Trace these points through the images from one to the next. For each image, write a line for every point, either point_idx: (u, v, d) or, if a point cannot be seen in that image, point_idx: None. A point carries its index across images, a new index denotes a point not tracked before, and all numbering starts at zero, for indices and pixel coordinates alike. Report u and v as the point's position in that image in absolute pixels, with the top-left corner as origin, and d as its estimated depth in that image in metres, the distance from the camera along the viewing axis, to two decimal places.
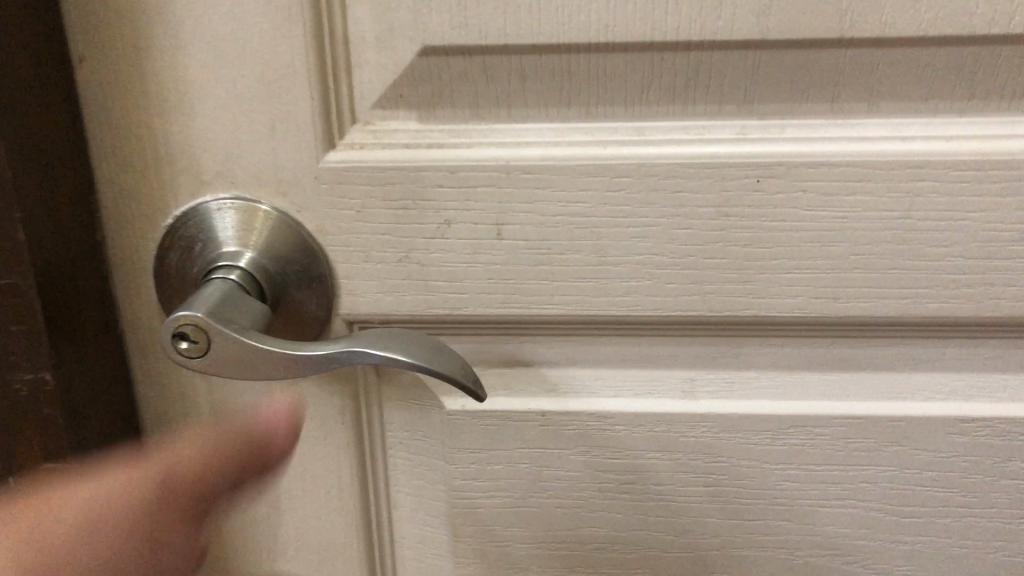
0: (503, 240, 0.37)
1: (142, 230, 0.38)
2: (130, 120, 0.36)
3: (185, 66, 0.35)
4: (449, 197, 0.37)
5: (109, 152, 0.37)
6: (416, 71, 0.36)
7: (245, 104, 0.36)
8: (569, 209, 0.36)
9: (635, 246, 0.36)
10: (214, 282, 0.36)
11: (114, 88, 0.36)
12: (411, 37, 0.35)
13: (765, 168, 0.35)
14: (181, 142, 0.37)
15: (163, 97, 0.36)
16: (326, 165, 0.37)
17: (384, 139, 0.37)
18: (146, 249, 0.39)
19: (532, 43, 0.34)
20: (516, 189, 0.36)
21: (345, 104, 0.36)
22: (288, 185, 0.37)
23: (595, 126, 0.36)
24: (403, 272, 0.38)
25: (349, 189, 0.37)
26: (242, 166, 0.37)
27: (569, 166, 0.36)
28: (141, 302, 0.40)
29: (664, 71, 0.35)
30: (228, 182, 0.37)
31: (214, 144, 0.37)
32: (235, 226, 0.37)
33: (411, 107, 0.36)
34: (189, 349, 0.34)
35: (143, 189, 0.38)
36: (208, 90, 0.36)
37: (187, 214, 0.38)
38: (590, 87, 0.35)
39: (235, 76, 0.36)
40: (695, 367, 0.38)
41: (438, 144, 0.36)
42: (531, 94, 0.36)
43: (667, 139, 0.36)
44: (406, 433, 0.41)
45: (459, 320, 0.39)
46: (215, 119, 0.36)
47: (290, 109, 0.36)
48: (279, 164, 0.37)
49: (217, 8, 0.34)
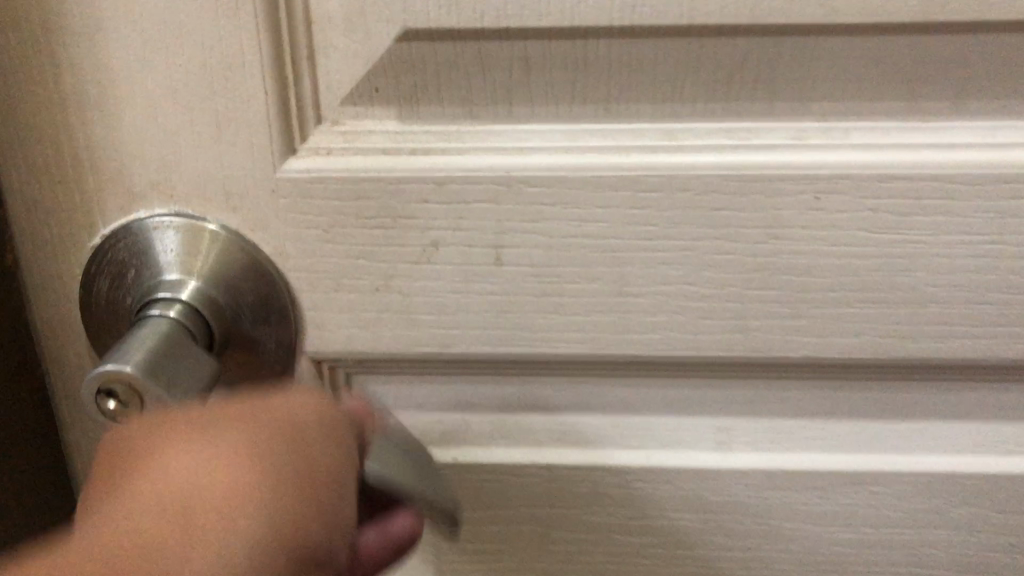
0: (503, 266, 0.31)
1: (66, 253, 0.32)
2: (42, 120, 0.30)
3: (106, 54, 0.28)
4: (437, 214, 0.30)
5: (20, 159, 0.30)
6: (395, 59, 0.29)
7: (183, 100, 0.29)
8: (584, 229, 0.30)
9: (663, 274, 0.30)
10: (149, 321, 0.29)
11: (19, 80, 0.29)
12: (388, 16, 0.28)
13: (825, 180, 0.28)
14: (107, 147, 0.30)
15: (81, 92, 0.29)
16: (285, 173, 0.30)
17: (356, 143, 0.30)
18: (70, 273, 0.32)
19: (539, 26, 0.28)
20: (519, 205, 0.30)
21: (307, 100, 0.30)
22: (240, 199, 0.30)
23: (616, 128, 0.29)
24: (382, 303, 0.31)
25: (314, 205, 0.30)
26: (182, 176, 0.30)
27: (587, 178, 0.29)
28: (69, 338, 0.33)
29: (703, 61, 0.28)
30: (167, 194, 0.31)
31: (148, 149, 0.30)
32: (176, 248, 0.31)
33: (388, 104, 0.30)
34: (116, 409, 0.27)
35: (62, 204, 0.31)
36: (137, 84, 0.29)
37: (118, 233, 0.31)
38: (610, 79, 0.29)
39: (169, 66, 0.29)
40: (733, 415, 0.33)
41: (423, 149, 0.30)
42: (537, 88, 0.29)
43: (706, 145, 0.29)
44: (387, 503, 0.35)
45: (449, 358, 0.32)
46: (146, 118, 0.29)
47: (239, 108, 0.29)
48: (227, 174, 0.30)
49: None
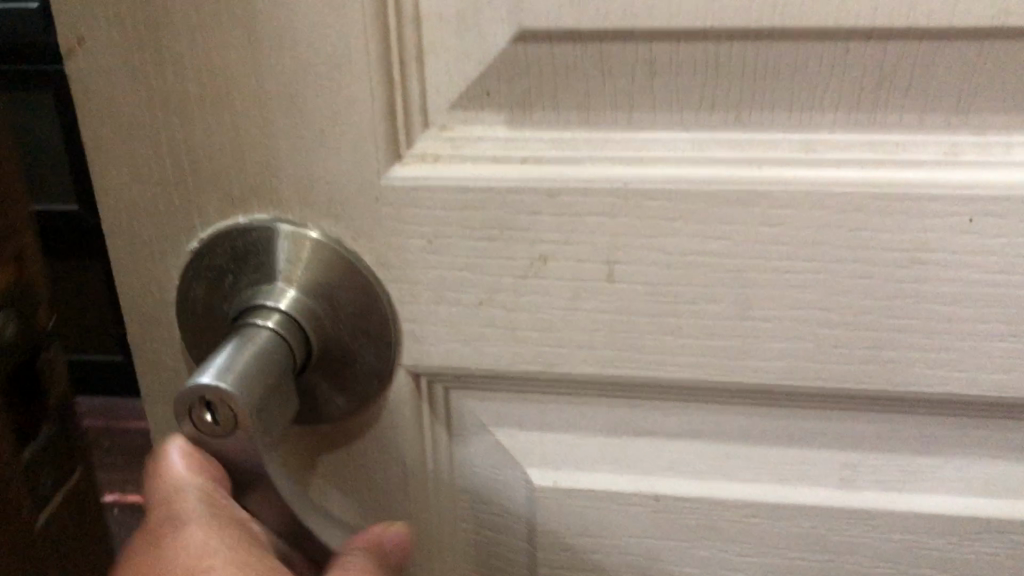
0: (616, 283, 0.28)
1: (161, 259, 0.31)
2: (142, 120, 0.29)
3: (210, 52, 0.27)
4: (547, 227, 0.28)
5: (119, 160, 0.29)
6: (509, 62, 0.27)
7: (287, 101, 0.28)
8: (708, 247, 0.28)
9: (791, 298, 0.28)
10: (245, 333, 0.28)
11: (121, 78, 0.28)
12: (504, 14, 0.26)
13: (982, 201, 0.26)
14: (206, 150, 0.29)
15: (183, 91, 0.28)
16: (390, 181, 0.28)
17: (464, 149, 0.28)
18: (162, 280, 0.31)
19: (668, 27, 0.25)
20: (637, 220, 0.28)
21: (415, 103, 0.28)
22: (342, 205, 0.29)
23: (747, 139, 0.27)
24: (484, 319, 0.30)
25: (418, 213, 0.29)
26: (283, 180, 0.29)
27: (712, 191, 0.27)
28: (161, 348, 0.32)
29: (847, 65, 0.25)
30: (266, 198, 0.29)
31: (248, 152, 0.29)
32: (275, 255, 0.30)
33: (500, 108, 0.28)
34: (208, 426, 0.26)
35: (159, 207, 0.30)
36: (240, 82, 0.28)
37: (214, 239, 0.30)
38: (744, 85, 0.26)
39: (274, 65, 0.27)
40: (859, 450, 0.30)
41: (535, 157, 0.28)
42: (662, 94, 0.27)
43: (848, 158, 0.26)
44: (458, 525, 0.34)
45: (555, 379, 0.30)
46: (248, 119, 0.28)
47: (346, 109, 0.28)
48: (329, 179, 0.29)
49: None
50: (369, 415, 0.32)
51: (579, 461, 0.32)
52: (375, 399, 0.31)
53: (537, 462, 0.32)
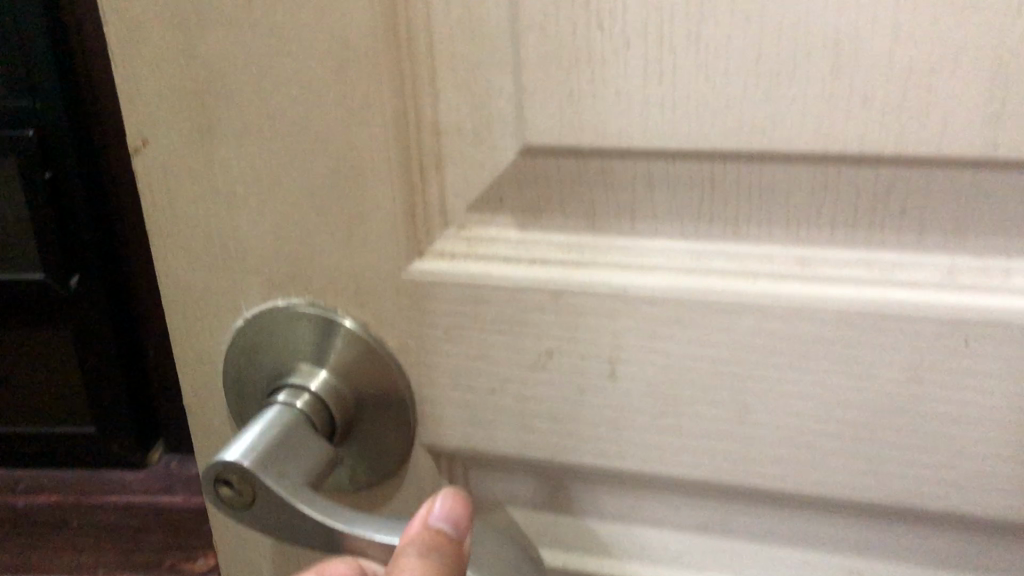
0: (619, 382, 0.30)
1: (211, 333, 0.34)
2: (195, 213, 0.32)
3: (255, 155, 0.30)
4: (554, 325, 0.30)
5: (177, 246, 0.33)
6: (519, 172, 0.29)
7: (319, 201, 0.30)
8: (705, 352, 0.28)
9: (787, 406, 0.28)
10: (273, 413, 0.30)
11: (180, 176, 0.32)
12: (513, 130, 0.28)
13: (977, 325, 0.26)
14: (251, 241, 0.32)
15: (231, 189, 0.31)
16: (409, 276, 0.30)
17: (479, 249, 0.30)
18: (213, 353, 0.34)
19: (664, 147, 0.27)
20: (638, 323, 0.29)
21: (434, 206, 0.30)
22: (367, 295, 0.31)
23: (745, 252, 0.28)
24: (496, 406, 0.31)
25: (435, 305, 0.31)
26: (315, 271, 0.32)
27: (708, 302, 0.28)
28: (211, 413, 0.35)
29: (841, 188, 0.26)
30: (302, 286, 0.32)
31: (286, 245, 0.32)
32: (309, 338, 0.32)
33: (511, 214, 0.29)
34: (229, 497, 0.29)
35: (210, 288, 0.33)
36: (278, 183, 0.31)
37: (256, 319, 0.33)
38: (737, 202, 0.27)
39: (308, 169, 0.30)
40: (863, 558, 0.30)
41: (544, 260, 0.29)
42: (663, 206, 0.28)
43: (843, 276, 0.27)
44: None
45: (564, 467, 0.32)
46: (285, 216, 0.31)
47: (370, 210, 0.30)
48: (355, 272, 0.31)
49: (289, 92, 0.29)
50: (393, 485, 0.34)
51: (589, 545, 0.33)
52: (395, 472, 0.34)
53: (549, 543, 0.34)
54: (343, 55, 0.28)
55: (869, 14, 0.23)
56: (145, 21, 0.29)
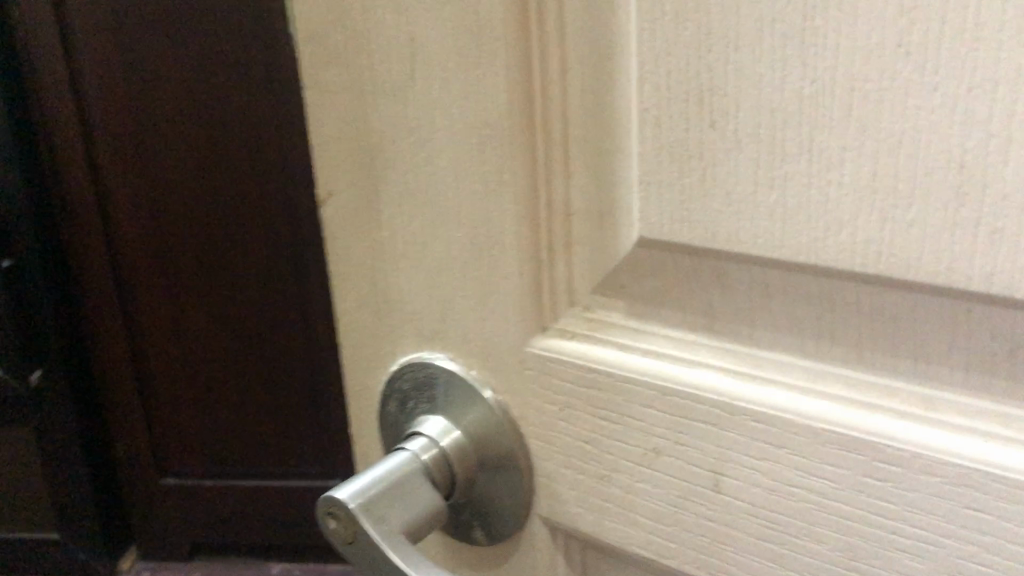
0: (721, 495, 0.28)
1: (371, 373, 0.36)
2: (364, 261, 0.35)
3: (409, 217, 0.32)
4: (660, 423, 0.28)
5: (349, 290, 0.36)
6: (639, 262, 0.28)
7: (457, 268, 0.32)
8: (809, 484, 0.26)
9: (897, 561, 0.25)
10: (397, 458, 0.32)
11: (353, 227, 0.34)
12: (632, 220, 0.27)
13: None
14: (404, 293, 0.34)
15: (391, 245, 0.33)
16: (532, 349, 0.31)
17: (599, 332, 0.30)
18: (372, 391, 0.37)
19: (776, 256, 0.25)
20: (742, 438, 0.27)
21: (560, 285, 0.30)
22: (495, 362, 0.32)
23: (866, 380, 0.25)
24: (604, 493, 0.31)
25: (552, 381, 0.31)
26: (454, 332, 0.33)
27: (814, 430, 0.25)
28: (368, 445, 0.38)
29: (971, 328, 0.22)
30: (442, 344, 0.33)
31: (431, 303, 0.33)
32: (447, 393, 0.34)
33: (631, 302, 0.29)
34: (336, 530, 0.31)
35: (373, 332, 0.36)
36: (426, 244, 0.32)
37: (405, 367, 0.35)
38: (858, 324, 0.24)
39: (450, 235, 0.31)
40: None
41: (658, 353, 0.28)
42: (780, 318, 0.26)
43: (970, 427, 0.23)
44: None
45: (669, 569, 0.30)
46: (431, 276, 0.33)
47: (500, 282, 0.31)
48: (486, 338, 0.32)
49: (439, 162, 0.31)
50: (511, 548, 0.34)
51: None
52: (512, 536, 0.34)
53: None
54: (483, 132, 0.29)
55: (1003, 133, 0.20)
56: (335, 88, 0.33)
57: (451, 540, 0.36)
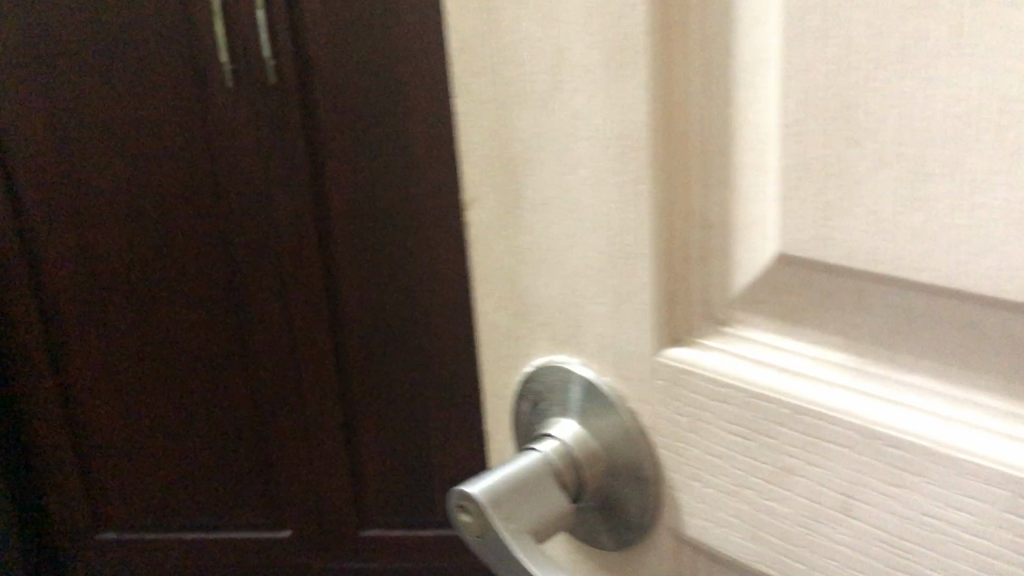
0: (853, 519, 0.27)
1: (507, 373, 0.37)
2: (504, 264, 0.36)
3: (548, 223, 0.33)
4: (793, 442, 0.28)
5: (490, 291, 0.37)
6: (778, 278, 0.28)
7: (593, 275, 0.32)
8: (947, 517, 0.25)
9: None
10: (525, 457, 0.33)
11: (497, 230, 0.36)
12: (772, 236, 0.27)
13: None
14: (541, 298, 0.35)
15: (530, 250, 0.34)
16: (663, 359, 0.31)
17: (734, 346, 0.29)
18: (507, 391, 0.38)
19: (920, 279, 0.24)
20: (877, 464, 0.26)
21: (698, 296, 0.30)
22: (626, 370, 0.32)
23: (1014, 412, 0.24)
24: (732, 508, 0.30)
25: (684, 393, 0.30)
26: (587, 339, 0.33)
27: (954, 461, 0.24)
28: (501, 443, 0.39)
29: None
30: (574, 350, 0.34)
31: (566, 309, 0.34)
32: (578, 399, 0.34)
33: (770, 317, 0.29)
34: (466, 522, 0.32)
35: (510, 333, 0.37)
36: (563, 251, 0.33)
37: (538, 370, 0.35)
38: (1007, 354, 0.23)
39: (587, 243, 0.32)
40: None
41: (793, 371, 0.28)
42: (924, 343, 0.25)
43: None
44: None
45: None
46: (567, 283, 0.33)
47: (633, 291, 0.31)
48: (618, 346, 0.32)
49: (577, 171, 0.31)
50: (636, 557, 0.34)
51: None
52: (637, 545, 0.34)
53: None
54: (620, 144, 0.29)
55: None
56: (485, 97, 0.34)
57: (578, 543, 0.36)
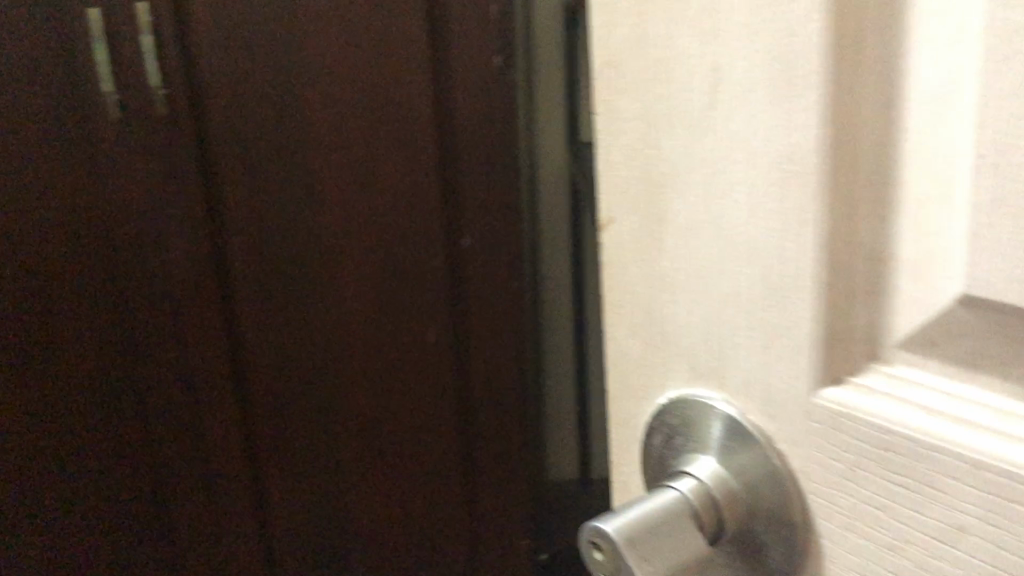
0: None
1: (638, 402, 0.36)
2: (640, 290, 0.34)
3: (695, 250, 0.31)
4: (969, 498, 0.25)
5: (624, 317, 0.35)
6: (957, 320, 0.26)
7: (744, 307, 0.30)
8: None
9: None
10: (664, 494, 0.31)
11: (634, 255, 0.34)
12: (954, 275, 0.25)
13: None
14: (682, 327, 0.33)
15: (672, 277, 0.33)
16: (819, 400, 0.29)
17: (899, 390, 0.27)
18: (637, 421, 0.36)
19: None
20: None
21: (861, 333, 0.28)
22: (776, 407, 0.30)
23: None
24: (892, 564, 0.28)
25: (843, 437, 0.28)
26: (733, 373, 0.31)
27: None
28: (627, 474, 0.37)
29: None
30: (717, 383, 0.32)
31: (709, 340, 0.32)
32: (719, 436, 0.32)
33: (944, 360, 0.27)
34: (598, 559, 0.30)
35: (643, 362, 0.35)
36: (709, 280, 0.31)
37: (675, 402, 0.34)
38: None
39: (738, 272, 0.30)
40: None
41: (969, 420, 0.26)
42: None
43: None
44: None
45: None
46: (714, 313, 0.31)
47: (790, 326, 0.29)
48: (768, 382, 0.30)
49: (732, 196, 0.29)
50: None
51: None
52: None
53: None
54: (785, 169, 0.28)
55: None
56: (630, 115, 0.32)
57: None
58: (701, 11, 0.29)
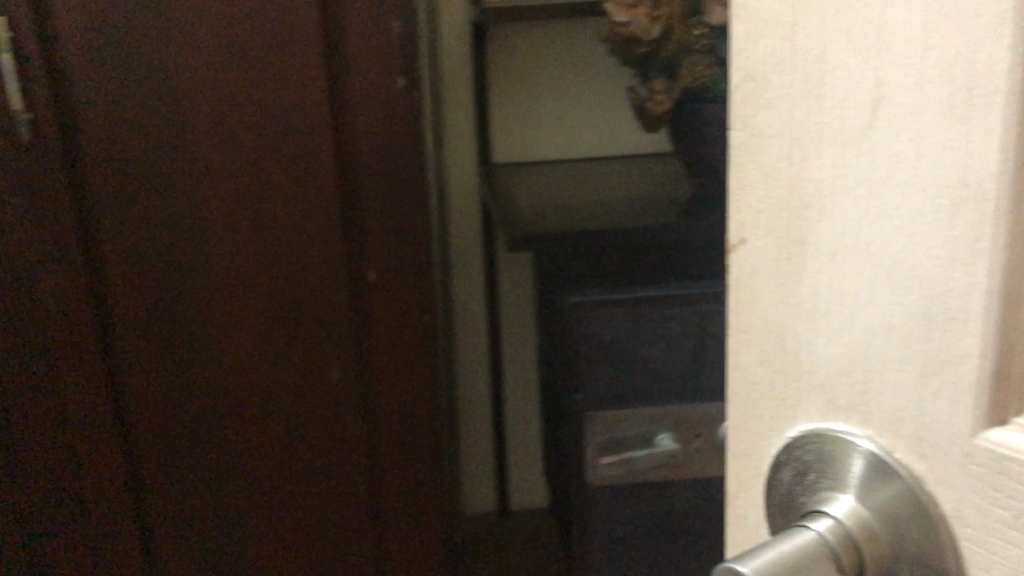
0: None
1: (768, 433, 0.34)
2: (776, 315, 0.33)
3: (841, 276, 0.30)
4: None
5: (754, 343, 0.34)
6: None
7: (896, 338, 0.28)
8: None
9: None
10: (799, 536, 0.30)
11: (770, 279, 0.32)
12: None
13: None
14: (820, 357, 0.31)
15: (813, 304, 0.31)
16: (983, 442, 0.26)
17: None
18: (766, 452, 0.35)
19: None
20: None
21: None
22: (929, 446, 0.28)
23: None
24: None
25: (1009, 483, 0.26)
26: (879, 408, 0.30)
27: None
28: (752, 506, 0.36)
29: None
30: (859, 418, 0.30)
31: (852, 372, 0.30)
32: (859, 476, 0.30)
33: None
34: None
35: (775, 391, 0.33)
36: (857, 309, 0.29)
37: (810, 436, 0.32)
38: None
39: (892, 302, 0.28)
40: None
41: None
42: None
43: None
44: None
45: None
46: (860, 345, 0.30)
47: (952, 361, 0.27)
48: (920, 419, 0.28)
49: (890, 221, 0.28)
50: None
51: None
52: None
53: None
54: (954, 193, 0.26)
55: None
56: (774, 133, 0.31)
57: None
58: (863, 26, 0.27)
